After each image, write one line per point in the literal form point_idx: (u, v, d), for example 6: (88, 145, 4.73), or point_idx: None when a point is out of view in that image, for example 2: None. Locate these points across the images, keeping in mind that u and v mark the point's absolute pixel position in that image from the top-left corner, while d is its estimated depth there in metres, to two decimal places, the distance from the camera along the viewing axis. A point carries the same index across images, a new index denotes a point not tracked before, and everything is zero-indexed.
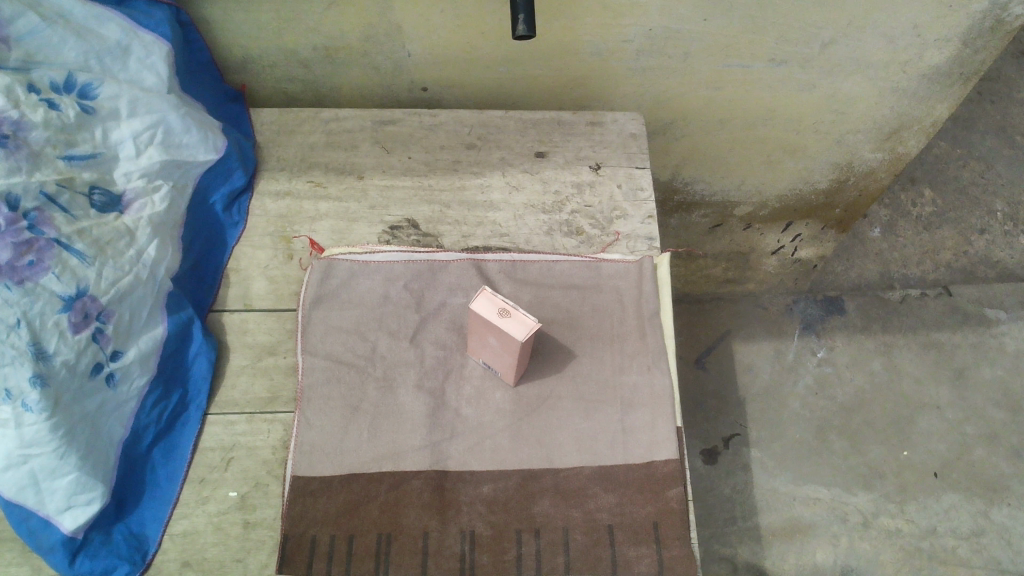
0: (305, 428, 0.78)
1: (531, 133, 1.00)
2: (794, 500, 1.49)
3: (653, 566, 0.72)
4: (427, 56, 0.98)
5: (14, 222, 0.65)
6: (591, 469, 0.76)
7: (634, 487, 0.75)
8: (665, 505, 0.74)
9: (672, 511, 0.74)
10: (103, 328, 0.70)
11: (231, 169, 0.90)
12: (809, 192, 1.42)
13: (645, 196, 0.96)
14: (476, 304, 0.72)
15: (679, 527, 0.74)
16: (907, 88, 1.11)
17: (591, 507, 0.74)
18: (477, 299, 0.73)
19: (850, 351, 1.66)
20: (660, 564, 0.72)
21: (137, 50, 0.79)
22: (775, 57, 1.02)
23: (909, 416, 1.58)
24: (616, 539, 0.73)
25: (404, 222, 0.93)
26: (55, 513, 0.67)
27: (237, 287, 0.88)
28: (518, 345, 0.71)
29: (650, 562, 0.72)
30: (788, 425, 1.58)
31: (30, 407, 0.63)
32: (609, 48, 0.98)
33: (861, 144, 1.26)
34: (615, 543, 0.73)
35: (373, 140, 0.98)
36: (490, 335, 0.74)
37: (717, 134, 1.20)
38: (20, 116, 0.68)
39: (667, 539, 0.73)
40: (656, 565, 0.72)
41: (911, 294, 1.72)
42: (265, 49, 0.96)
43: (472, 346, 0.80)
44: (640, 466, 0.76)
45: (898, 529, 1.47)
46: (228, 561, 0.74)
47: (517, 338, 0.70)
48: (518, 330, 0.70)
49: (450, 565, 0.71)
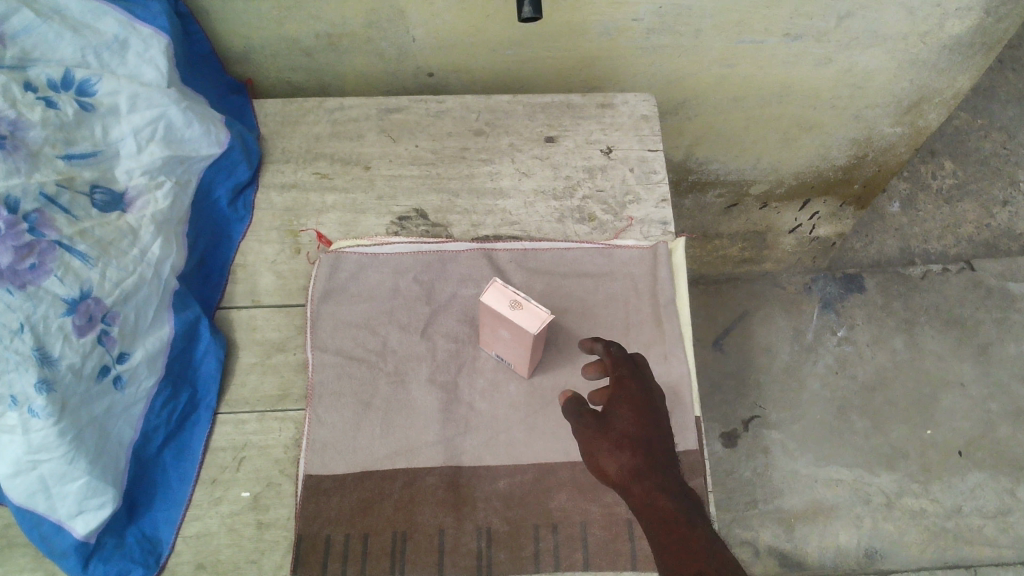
0: (317, 425, 0.77)
1: (540, 118, 0.97)
2: (817, 483, 1.47)
3: (606, 434, 0.64)
4: (431, 41, 0.96)
5: (15, 225, 0.64)
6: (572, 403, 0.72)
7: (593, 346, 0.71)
8: (620, 359, 0.69)
9: (628, 366, 0.68)
10: (108, 329, 0.69)
11: (235, 164, 0.88)
12: (827, 168, 1.39)
13: (658, 179, 0.93)
14: (487, 297, 0.70)
15: (637, 383, 0.67)
16: (927, 60, 1.07)
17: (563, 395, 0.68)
18: (487, 291, 0.71)
19: (870, 330, 1.62)
20: (614, 432, 0.64)
21: (136, 43, 0.76)
22: (790, 31, 0.98)
23: (932, 394, 1.55)
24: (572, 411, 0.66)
25: (412, 212, 0.91)
26: (66, 517, 0.66)
27: (244, 283, 0.87)
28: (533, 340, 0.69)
29: (607, 425, 0.65)
30: (808, 406, 1.55)
31: (37, 413, 0.62)
32: (617, 27, 0.95)
33: (880, 119, 1.22)
34: (575, 411, 0.66)
35: (379, 129, 0.96)
36: (502, 328, 0.72)
37: (730, 112, 1.17)
38: (17, 116, 0.66)
39: (624, 397, 0.66)
40: (614, 426, 0.65)
41: (933, 270, 1.68)
42: (266, 38, 0.94)
43: (488, 339, 0.78)
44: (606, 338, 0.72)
45: (922, 510, 1.45)
46: (242, 562, 0.73)
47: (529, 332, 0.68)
48: (531, 323, 0.69)
49: (467, 563, 0.71)
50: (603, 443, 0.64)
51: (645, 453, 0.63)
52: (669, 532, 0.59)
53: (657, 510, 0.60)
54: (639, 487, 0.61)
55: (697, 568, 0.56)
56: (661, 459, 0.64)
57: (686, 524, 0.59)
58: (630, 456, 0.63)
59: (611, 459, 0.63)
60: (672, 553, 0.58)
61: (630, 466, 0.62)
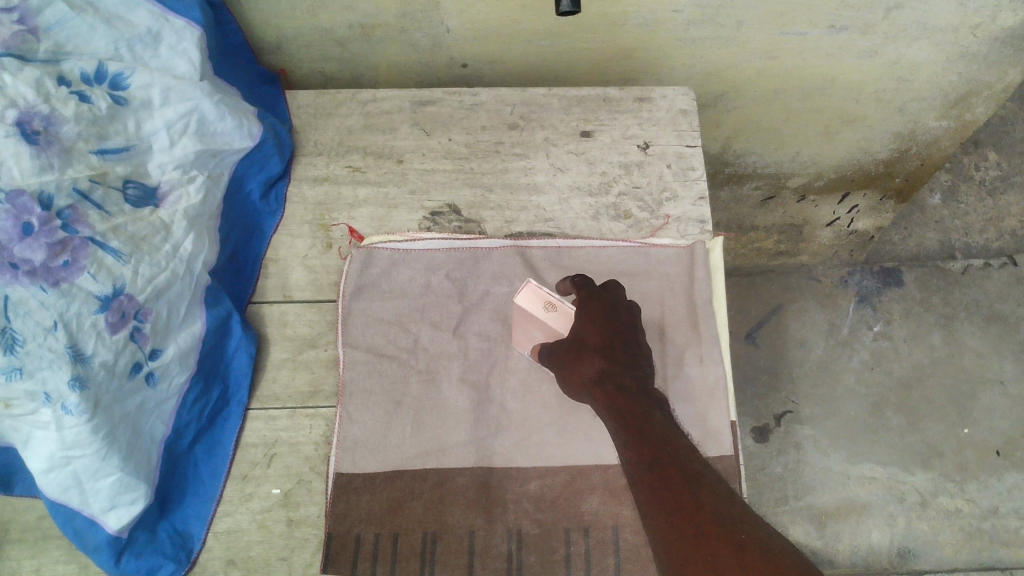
0: (348, 423, 0.76)
1: (575, 111, 0.95)
2: (849, 480, 1.44)
3: (573, 351, 0.67)
4: (466, 31, 0.94)
5: (49, 222, 0.62)
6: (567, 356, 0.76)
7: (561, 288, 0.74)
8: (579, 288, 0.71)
9: (588, 290, 0.71)
10: (141, 326, 0.68)
11: (268, 157, 0.87)
12: (868, 161, 1.35)
13: (696, 176, 0.91)
14: (521, 298, 0.71)
15: (600, 305, 0.69)
16: (977, 53, 1.04)
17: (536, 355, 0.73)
18: (522, 292, 0.72)
19: (907, 325, 1.59)
20: (577, 348, 0.67)
21: (168, 35, 0.75)
22: (836, 23, 0.95)
23: (970, 392, 1.52)
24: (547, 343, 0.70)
25: (445, 208, 0.90)
26: (99, 512, 0.66)
27: (276, 277, 0.87)
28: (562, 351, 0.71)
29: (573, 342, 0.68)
30: (842, 402, 1.52)
31: (70, 410, 0.61)
32: (657, 19, 0.93)
33: (925, 112, 1.19)
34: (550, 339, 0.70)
35: (412, 122, 0.94)
36: (535, 330, 0.74)
37: (770, 104, 1.14)
38: (51, 110, 0.64)
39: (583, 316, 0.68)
40: (578, 342, 0.67)
41: (974, 265, 1.63)
42: (299, 28, 0.93)
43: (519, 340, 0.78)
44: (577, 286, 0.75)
45: (957, 510, 1.42)
46: (273, 559, 0.74)
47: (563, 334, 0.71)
48: (564, 326, 0.70)
49: (497, 565, 0.71)
50: (571, 358, 0.67)
51: (605, 360, 0.66)
52: (638, 430, 0.61)
53: (623, 409, 0.62)
54: (601, 392, 0.64)
55: (651, 455, 0.59)
56: (627, 366, 0.66)
57: (644, 418, 0.61)
58: (592, 364, 0.65)
59: (581, 375, 0.66)
60: (631, 443, 0.60)
61: (595, 378, 0.65)
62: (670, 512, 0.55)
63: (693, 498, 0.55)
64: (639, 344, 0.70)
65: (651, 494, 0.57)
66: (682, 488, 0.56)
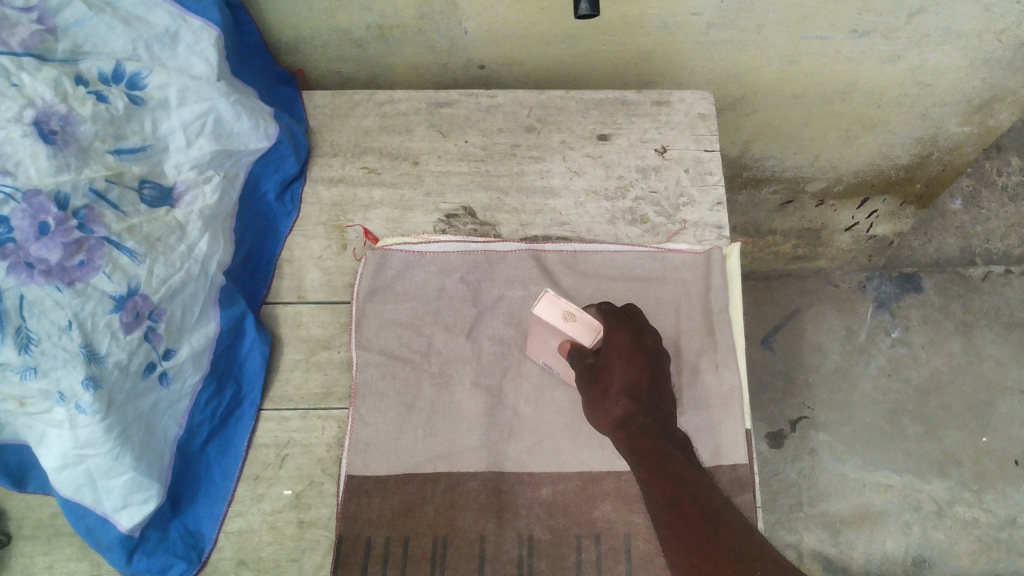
0: (360, 425, 0.76)
1: (593, 114, 0.94)
2: (865, 487, 1.43)
3: (598, 388, 0.66)
4: (484, 33, 0.94)
5: (65, 221, 0.62)
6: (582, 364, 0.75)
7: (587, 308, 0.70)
8: (608, 321, 0.67)
9: (616, 320, 0.67)
10: (155, 326, 0.68)
11: (283, 158, 0.87)
12: (888, 166, 1.34)
13: (714, 181, 0.90)
14: (541, 310, 0.68)
15: (628, 337, 0.66)
16: (1001, 58, 1.02)
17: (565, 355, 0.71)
18: (540, 304, 0.69)
19: (926, 332, 1.57)
20: (602, 383, 0.66)
21: (186, 35, 0.75)
22: (858, 27, 0.94)
23: (989, 400, 1.51)
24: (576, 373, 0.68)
25: (460, 210, 0.89)
26: (111, 511, 0.66)
27: (290, 278, 0.87)
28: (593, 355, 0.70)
29: (598, 377, 0.66)
30: (858, 409, 1.51)
31: (84, 409, 0.61)
32: (676, 22, 0.92)
33: (947, 117, 1.17)
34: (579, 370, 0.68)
35: (428, 124, 0.94)
36: (553, 339, 0.72)
37: (790, 109, 1.13)
38: (68, 110, 0.64)
39: (609, 351, 0.66)
40: (603, 379, 0.66)
41: (995, 272, 1.62)
42: (317, 29, 0.93)
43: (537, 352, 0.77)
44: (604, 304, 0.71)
45: (975, 519, 1.41)
46: (284, 560, 0.74)
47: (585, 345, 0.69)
48: (587, 336, 0.68)
49: (507, 571, 0.71)
50: (596, 394, 0.66)
51: (631, 402, 0.65)
52: (658, 469, 0.62)
53: (646, 452, 0.63)
54: (623, 434, 0.65)
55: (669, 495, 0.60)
56: (651, 405, 0.66)
57: (664, 456, 0.63)
58: (621, 407, 0.65)
59: (606, 413, 0.66)
60: (651, 479, 0.62)
61: (620, 419, 0.65)
62: (686, 548, 0.57)
63: (710, 536, 0.57)
64: (661, 371, 0.69)
65: (675, 538, 0.58)
66: (697, 527, 0.58)
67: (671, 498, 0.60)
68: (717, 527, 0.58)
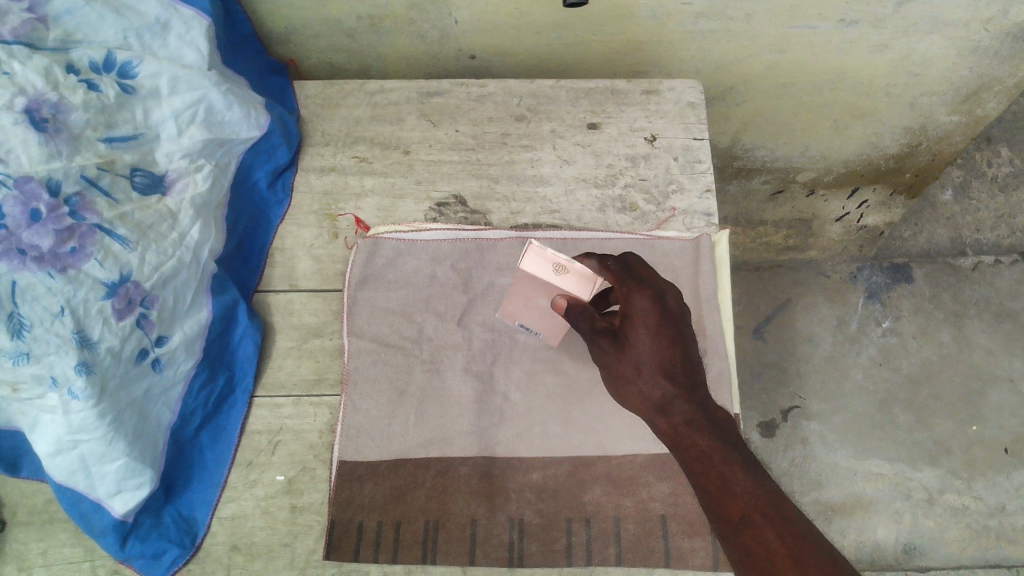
0: (352, 412, 0.77)
1: (583, 103, 0.95)
2: (856, 476, 1.44)
3: (631, 369, 0.64)
4: (474, 23, 0.94)
5: (57, 208, 0.62)
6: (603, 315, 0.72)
7: (595, 263, 0.65)
8: (625, 284, 0.62)
9: (637, 283, 0.63)
10: (147, 313, 0.69)
11: (275, 147, 0.87)
12: (878, 156, 1.35)
13: (703, 169, 0.91)
14: (529, 264, 0.67)
15: (651, 303, 0.62)
16: (988, 47, 1.03)
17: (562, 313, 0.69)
18: (528, 258, 0.67)
19: (917, 322, 1.58)
20: (633, 363, 0.63)
21: (177, 24, 0.75)
22: (846, 17, 0.95)
23: (980, 389, 1.51)
24: (588, 336, 0.66)
25: (451, 198, 0.90)
26: (105, 496, 0.67)
27: (282, 266, 0.87)
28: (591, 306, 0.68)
29: (624, 350, 0.64)
30: (849, 398, 1.52)
31: (77, 395, 0.62)
32: (666, 11, 0.93)
33: (936, 107, 1.18)
34: (591, 334, 0.65)
35: (419, 113, 0.94)
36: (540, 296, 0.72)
37: (779, 98, 1.14)
38: (59, 98, 0.65)
39: (632, 321, 0.63)
40: (630, 353, 0.63)
41: (985, 262, 1.62)
42: (309, 19, 0.93)
43: (513, 306, 0.77)
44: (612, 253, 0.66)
45: (965, 507, 1.42)
46: (277, 545, 0.75)
47: (579, 297, 0.67)
48: (579, 286, 0.67)
49: (498, 554, 0.71)
50: (627, 373, 0.64)
51: (666, 383, 0.63)
52: (709, 469, 0.59)
53: (696, 450, 0.60)
54: (665, 423, 0.63)
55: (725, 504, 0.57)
56: (687, 376, 0.64)
57: (717, 458, 0.59)
58: (659, 391, 0.63)
59: (636, 390, 0.64)
60: (704, 483, 0.59)
61: (652, 396, 0.63)
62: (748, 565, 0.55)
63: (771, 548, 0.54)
64: (691, 330, 0.66)
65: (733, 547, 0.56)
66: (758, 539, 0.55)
67: (706, 481, 0.59)
68: (752, 507, 0.57)
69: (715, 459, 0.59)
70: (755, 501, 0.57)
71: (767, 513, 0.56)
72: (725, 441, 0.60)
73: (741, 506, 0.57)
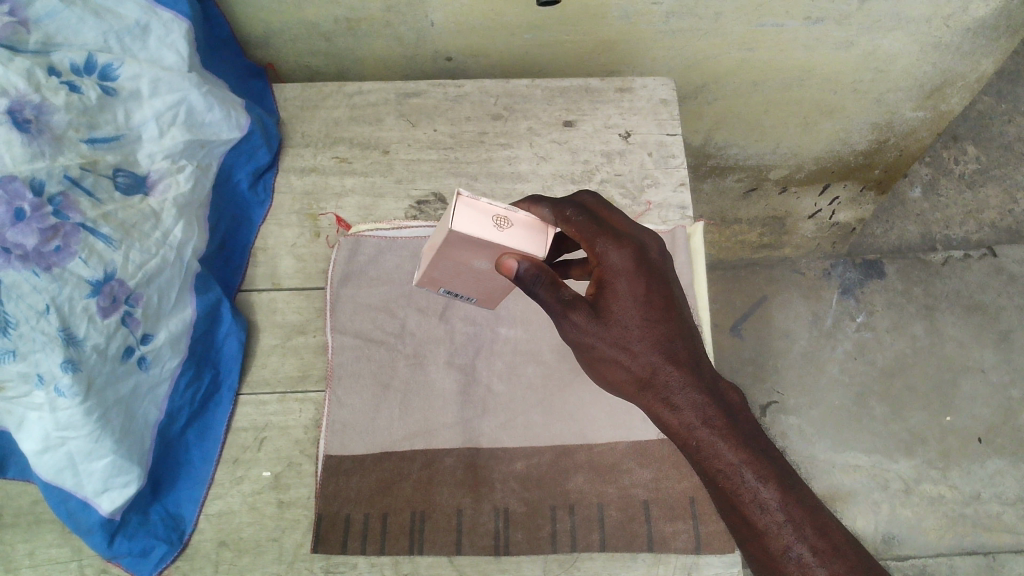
0: (337, 407, 0.78)
1: (559, 101, 0.97)
2: (834, 468, 1.46)
3: (620, 346, 0.64)
4: (450, 24, 0.96)
5: (40, 208, 0.63)
6: (553, 257, 0.75)
7: (550, 213, 0.65)
8: (601, 242, 0.65)
9: (613, 241, 0.65)
10: (132, 311, 0.69)
11: (255, 147, 0.88)
12: (848, 153, 1.38)
13: (676, 163, 0.94)
14: (469, 226, 0.59)
15: (630, 260, 0.65)
16: (950, 43, 1.06)
17: (508, 275, 0.62)
18: (465, 220, 0.59)
19: (890, 316, 1.61)
20: (623, 338, 0.64)
21: (156, 27, 0.76)
22: (812, 15, 0.98)
23: (952, 380, 1.55)
24: (556, 308, 0.63)
25: (431, 197, 0.92)
26: (92, 495, 0.67)
27: (265, 266, 0.88)
28: (545, 265, 0.63)
29: (611, 326, 0.64)
30: (826, 392, 1.54)
31: (63, 392, 0.62)
32: (637, 11, 0.95)
33: (902, 103, 1.21)
34: (558, 305, 0.63)
35: (398, 114, 0.96)
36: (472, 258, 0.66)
37: (749, 97, 1.16)
38: (42, 99, 0.65)
39: (617, 293, 0.64)
40: (618, 328, 0.64)
41: (955, 256, 1.66)
42: (286, 23, 0.94)
43: (439, 269, 0.71)
44: (565, 200, 0.67)
45: (941, 496, 1.45)
46: (264, 539, 0.75)
47: (533, 253, 0.61)
48: (527, 233, 0.62)
49: (485, 543, 0.72)
50: (617, 352, 0.64)
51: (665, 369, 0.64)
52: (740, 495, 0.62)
53: (722, 472, 0.62)
54: (674, 419, 0.64)
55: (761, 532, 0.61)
56: (680, 350, 0.65)
57: (745, 484, 0.62)
58: (659, 375, 0.64)
59: (629, 371, 0.65)
60: (735, 507, 0.62)
61: (651, 378, 0.64)
62: None
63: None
64: (675, 293, 0.67)
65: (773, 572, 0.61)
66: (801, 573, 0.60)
67: (738, 498, 0.62)
68: (796, 538, 0.61)
69: (745, 476, 0.62)
70: (792, 525, 0.61)
71: (806, 534, 0.61)
72: (752, 453, 0.62)
73: (779, 534, 0.61)
